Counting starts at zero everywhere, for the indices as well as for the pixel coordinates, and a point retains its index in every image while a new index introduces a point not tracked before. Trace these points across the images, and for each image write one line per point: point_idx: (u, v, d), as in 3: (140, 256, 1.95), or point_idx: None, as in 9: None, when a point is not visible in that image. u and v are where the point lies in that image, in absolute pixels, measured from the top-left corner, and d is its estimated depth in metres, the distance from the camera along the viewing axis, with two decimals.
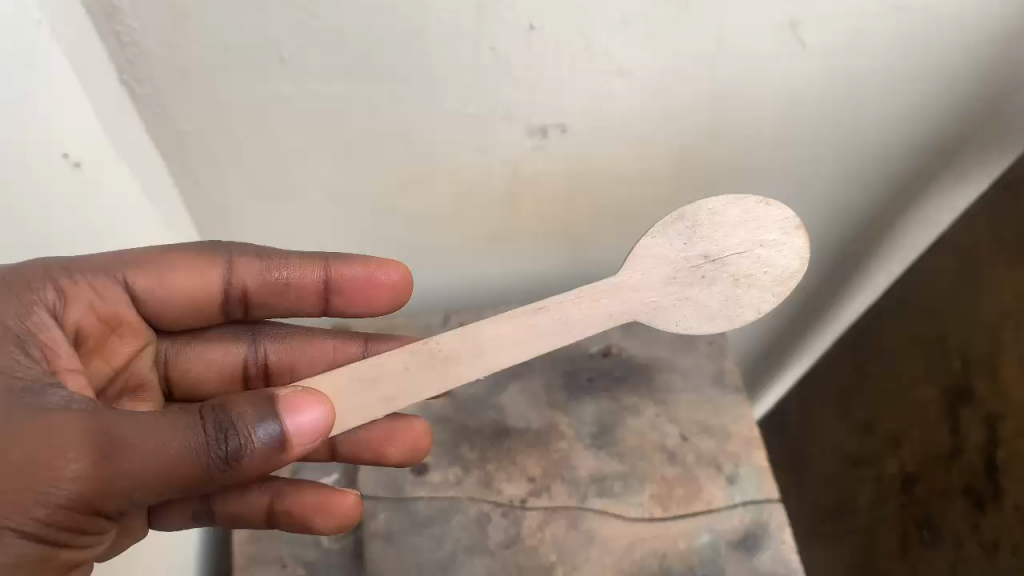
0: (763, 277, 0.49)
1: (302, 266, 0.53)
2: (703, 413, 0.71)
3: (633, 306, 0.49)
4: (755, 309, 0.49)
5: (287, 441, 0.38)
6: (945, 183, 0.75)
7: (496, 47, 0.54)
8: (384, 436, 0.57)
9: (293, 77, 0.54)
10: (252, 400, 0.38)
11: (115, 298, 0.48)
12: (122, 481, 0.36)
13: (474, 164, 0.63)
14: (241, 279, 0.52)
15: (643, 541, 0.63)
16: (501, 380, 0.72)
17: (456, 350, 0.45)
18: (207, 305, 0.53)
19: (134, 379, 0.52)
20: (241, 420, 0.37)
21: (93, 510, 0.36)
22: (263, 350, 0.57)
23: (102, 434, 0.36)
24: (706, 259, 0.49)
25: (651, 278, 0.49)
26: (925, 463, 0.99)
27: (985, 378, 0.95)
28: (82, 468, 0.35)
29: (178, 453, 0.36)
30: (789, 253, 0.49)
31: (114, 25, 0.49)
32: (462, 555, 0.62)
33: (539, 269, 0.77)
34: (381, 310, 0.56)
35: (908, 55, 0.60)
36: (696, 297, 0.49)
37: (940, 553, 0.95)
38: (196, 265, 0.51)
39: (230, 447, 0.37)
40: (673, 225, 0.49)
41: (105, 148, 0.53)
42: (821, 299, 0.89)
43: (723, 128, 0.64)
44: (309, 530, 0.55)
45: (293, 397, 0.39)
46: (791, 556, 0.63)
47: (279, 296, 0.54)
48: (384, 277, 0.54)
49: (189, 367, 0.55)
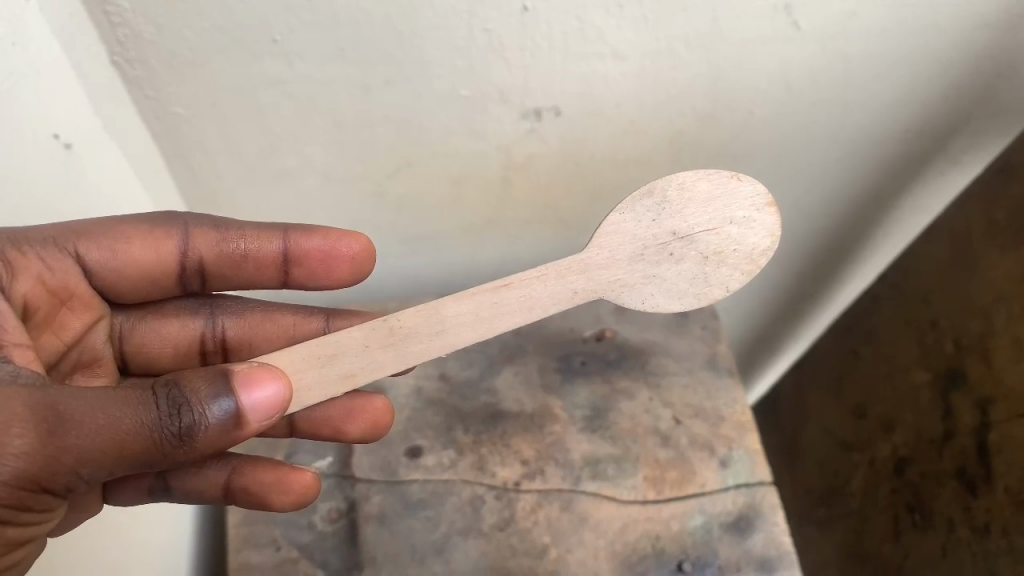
0: (733, 253, 0.48)
1: (259, 238, 0.54)
2: (695, 396, 0.72)
3: (600, 285, 0.48)
4: (723, 287, 0.49)
5: (242, 417, 0.39)
6: (937, 163, 0.75)
7: (488, 30, 0.54)
8: (344, 415, 0.57)
9: (288, 59, 0.53)
10: (206, 375, 0.38)
11: (67, 272, 0.49)
12: (68, 457, 0.36)
13: (466, 148, 0.63)
14: (197, 251, 0.53)
15: (636, 523, 0.63)
16: (496, 364, 0.73)
17: (417, 327, 0.45)
18: (162, 276, 0.53)
19: (89, 354, 0.53)
20: (195, 397, 0.37)
21: (39, 485, 0.37)
22: (222, 324, 0.58)
23: (48, 409, 0.36)
24: (675, 234, 0.48)
25: (618, 256, 0.48)
26: (914, 446, 0.92)
27: (978, 361, 0.83)
28: (27, 444, 0.35)
29: (128, 428, 0.36)
30: (760, 229, 0.48)
31: (105, 5, 0.48)
32: (456, 537, 0.62)
33: (534, 253, 0.77)
34: (345, 281, 0.56)
35: (908, 35, 0.60)
36: (663, 275, 0.48)
37: (932, 536, 0.89)
38: (151, 238, 0.51)
39: (184, 423, 0.37)
40: (642, 199, 0.48)
41: (95, 128, 0.52)
42: (814, 283, 0.92)
43: (719, 110, 0.64)
44: (266, 506, 0.56)
45: (248, 372, 0.39)
46: (783, 538, 0.63)
47: (235, 268, 0.54)
48: (345, 248, 0.55)
49: (145, 341, 0.56)
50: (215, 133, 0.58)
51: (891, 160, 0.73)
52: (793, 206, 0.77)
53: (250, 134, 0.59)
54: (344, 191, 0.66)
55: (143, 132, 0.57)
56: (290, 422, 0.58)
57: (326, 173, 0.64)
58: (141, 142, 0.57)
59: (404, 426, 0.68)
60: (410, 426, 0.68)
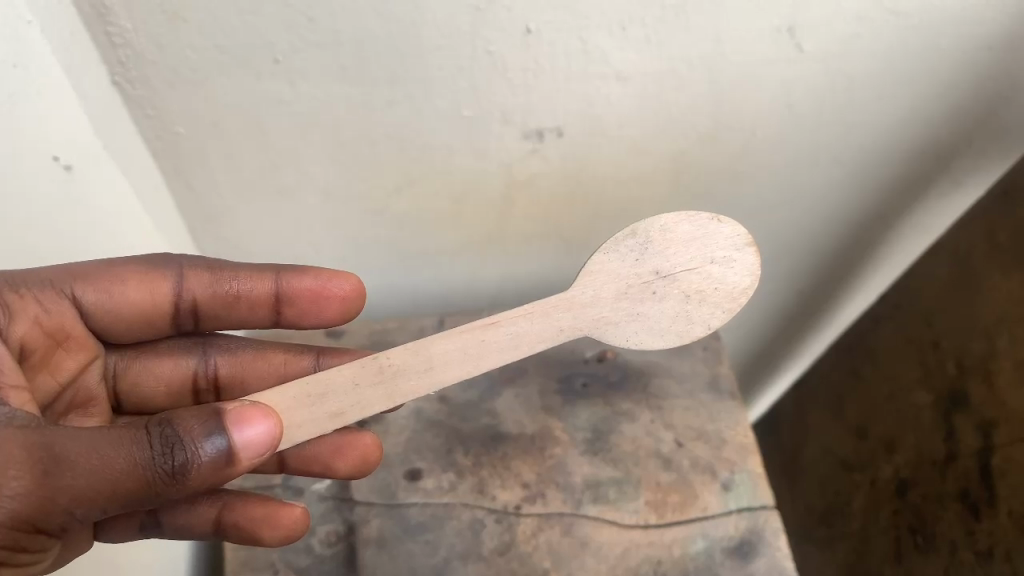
0: (714, 292, 0.48)
1: (252, 277, 0.54)
2: (696, 419, 0.71)
3: (586, 322, 0.47)
4: (705, 325, 0.48)
5: (235, 455, 0.38)
6: (941, 184, 0.74)
7: (492, 51, 0.53)
8: (333, 451, 0.57)
9: (289, 79, 0.53)
10: (197, 413, 0.38)
11: (64, 314, 0.48)
12: (64, 497, 0.36)
13: (469, 167, 0.63)
14: (192, 291, 0.53)
15: (638, 548, 0.63)
16: (496, 385, 0.72)
17: (406, 365, 0.44)
18: (157, 317, 0.53)
19: (83, 394, 0.52)
20: (188, 435, 0.37)
21: (33, 526, 0.36)
22: (214, 363, 0.57)
23: (43, 450, 0.35)
24: (657, 274, 0.48)
25: (603, 294, 0.48)
26: (915, 467, 0.92)
27: (982, 384, 0.83)
28: (23, 485, 0.35)
29: (120, 468, 0.36)
30: (740, 269, 0.49)
31: (106, 25, 0.48)
32: (456, 561, 0.62)
33: (535, 272, 0.77)
34: (336, 319, 0.56)
35: (912, 57, 0.59)
36: (646, 313, 0.48)
37: (934, 558, 0.88)
38: (146, 278, 0.51)
39: (177, 461, 0.36)
40: (626, 239, 0.48)
41: (94, 149, 0.52)
42: (817, 302, 0.91)
43: (723, 130, 0.63)
44: (256, 542, 0.56)
45: (240, 410, 0.39)
46: (785, 562, 0.62)
47: (229, 307, 0.54)
48: (336, 287, 0.55)
49: (138, 381, 0.55)
50: (215, 150, 0.57)
51: (895, 180, 0.72)
52: (795, 225, 0.77)
53: (252, 153, 0.58)
54: (346, 210, 0.65)
55: (144, 152, 0.56)
56: (278, 459, 0.58)
57: (327, 192, 0.63)
58: (142, 163, 0.57)
59: (404, 447, 0.67)
60: (410, 448, 0.67)
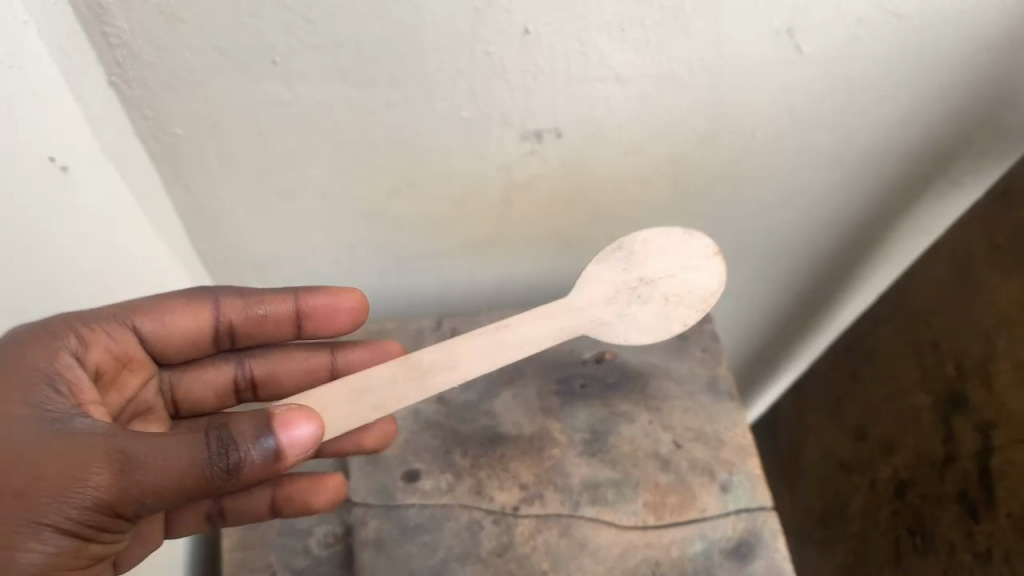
0: (691, 295, 0.51)
1: (274, 300, 0.56)
2: (697, 420, 0.70)
3: (583, 323, 0.50)
4: (685, 325, 0.52)
5: (284, 452, 0.41)
6: (941, 186, 0.75)
7: (490, 52, 0.53)
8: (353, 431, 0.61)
9: (287, 81, 0.53)
10: (251, 417, 0.41)
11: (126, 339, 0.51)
12: (136, 490, 0.39)
13: (468, 168, 0.63)
14: (228, 316, 0.55)
15: (636, 549, 0.62)
16: (494, 386, 0.72)
17: (438, 363, 0.47)
18: (201, 339, 0.55)
19: (143, 405, 0.55)
20: (242, 436, 0.40)
21: (115, 514, 0.39)
22: (251, 365, 0.60)
23: (119, 451, 0.39)
24: (641, 280, 0.52)
25: (594, 298, 0.51)
26: (915, 469, 0.92)
27: (980, 386, 0.82)
28: (103, 479, 0.39)
29: (183, 467, 0.39)
30: (711, 276, 0.52)
31: (103, 26, 0.48)
32: (454, 563, 0.61)
33: (534, 274, 0.77)
34: (347, 328, 0.59)
35: (912, 58, 0.59)
36: (631, 315, 0.51)
37: (933, 560, 0.88)
38: (189, 309, 0.54)
39: (233, 460, 0.39)
40: (612, 253, 0.52)
41: (92, 149, 0.52)
42: (816, 304, 0.91)
43: (723, 131, 0.63)
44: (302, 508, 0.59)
45: (287, 412, 0.41)
46: (784, 564, 0.62)
47: (259, 326, 0.57)
48: (343, 303, 0.58)
49: (188, 390, 0.58)
50: (213, 151, 0.57)
51: (894, 181, 0.72)
52: (794, 226, 0.77)
53: (250, 155, 0.58)
54: (346, 210, 0.65)
55: (143, 154, 0.56)
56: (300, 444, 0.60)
57: (325, 194, 0.63)
58: (141, 164, 0.57)
59: (402, 449, 0.67)
60: (408, 450, 0.67)
